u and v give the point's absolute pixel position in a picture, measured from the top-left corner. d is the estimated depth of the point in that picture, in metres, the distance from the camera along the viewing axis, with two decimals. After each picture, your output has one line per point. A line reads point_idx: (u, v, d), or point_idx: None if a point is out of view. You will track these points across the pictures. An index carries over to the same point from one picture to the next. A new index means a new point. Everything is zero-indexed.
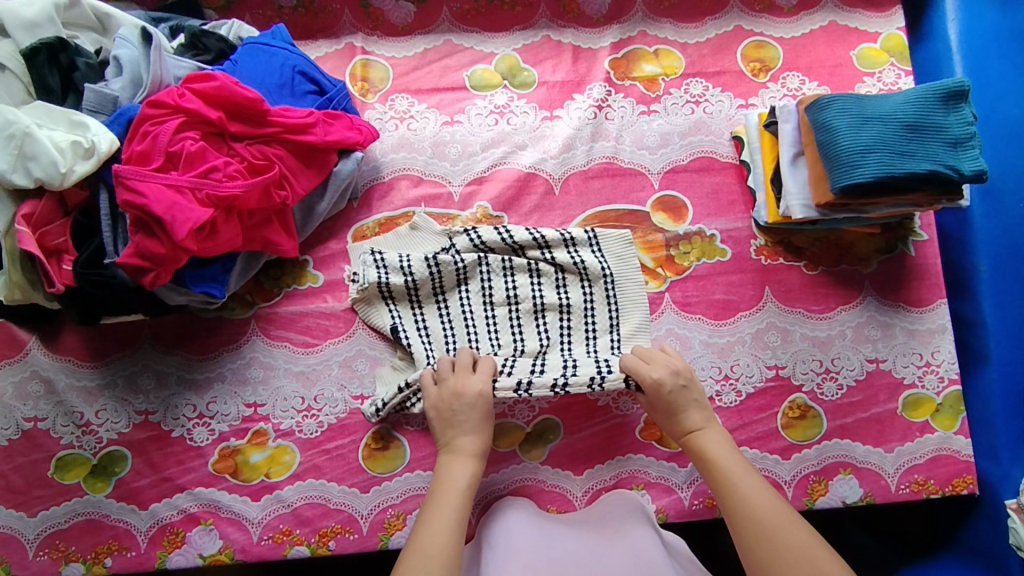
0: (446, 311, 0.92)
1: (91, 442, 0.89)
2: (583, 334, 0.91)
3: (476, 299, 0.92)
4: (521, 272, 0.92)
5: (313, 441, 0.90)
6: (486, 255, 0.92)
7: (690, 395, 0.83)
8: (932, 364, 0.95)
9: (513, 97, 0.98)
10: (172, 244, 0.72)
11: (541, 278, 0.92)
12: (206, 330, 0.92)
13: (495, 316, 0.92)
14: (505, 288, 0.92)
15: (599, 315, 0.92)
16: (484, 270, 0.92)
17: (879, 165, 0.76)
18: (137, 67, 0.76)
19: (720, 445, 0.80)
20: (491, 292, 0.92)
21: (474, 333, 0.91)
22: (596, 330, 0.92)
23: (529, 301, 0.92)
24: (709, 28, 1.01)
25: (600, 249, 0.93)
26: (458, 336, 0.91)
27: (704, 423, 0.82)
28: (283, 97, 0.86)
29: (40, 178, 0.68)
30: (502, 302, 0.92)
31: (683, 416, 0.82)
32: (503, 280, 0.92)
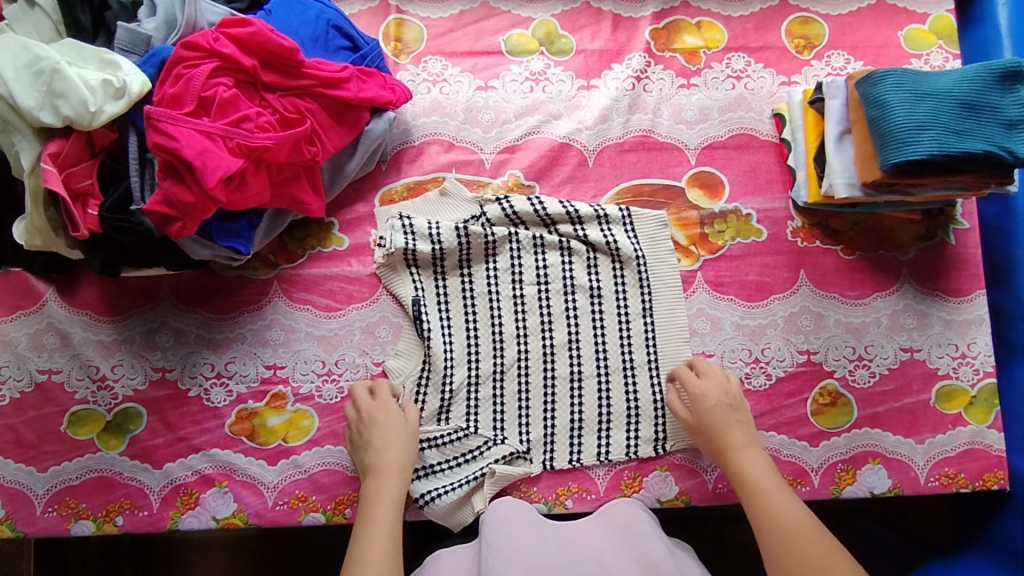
0: (472, 285, 0.89)
1: (106, 398, 0.87)
2: (616, 322, 0.90)
3: (505, 274, 0.90)
4: (553, 250, 0.90)
5: (333, 407, 0.88)
6: (518, 230, 0.90)
7: (734, 415, 0.82)
8: (968, 355, 0.92)
9: (550, 64, 0.96)
10: (201, 193, 0.70)
11: (573, 257, 0.91)
12: (227, 289, 0.90)
13: (523, 295, 0.89)
14: (535, 264, 0.90)
15: (631, 300, 0.91)
16: (515, 245, 0.90)
17: (933, 143, 0.73)
18: (171, 8, 0.73)
19: (762, 467, 0.78)
20: (521, 268, 0.90)
21: (499, 308, 0.89)
22: (629, 315, 0.90)
23: (559, 282, 0.90)
24: (753, 1, 0.98)
25: (633, 229, 0.91)
26: (480, 312, 0.89)
27: (743, 443, 0.80)
28: (316, 50, 0.83)
29: (69, 116, 0.66)
30: (531, 279, 0.90)
31: (723, 432, 0.80)
32: (534, 258, 0.90)
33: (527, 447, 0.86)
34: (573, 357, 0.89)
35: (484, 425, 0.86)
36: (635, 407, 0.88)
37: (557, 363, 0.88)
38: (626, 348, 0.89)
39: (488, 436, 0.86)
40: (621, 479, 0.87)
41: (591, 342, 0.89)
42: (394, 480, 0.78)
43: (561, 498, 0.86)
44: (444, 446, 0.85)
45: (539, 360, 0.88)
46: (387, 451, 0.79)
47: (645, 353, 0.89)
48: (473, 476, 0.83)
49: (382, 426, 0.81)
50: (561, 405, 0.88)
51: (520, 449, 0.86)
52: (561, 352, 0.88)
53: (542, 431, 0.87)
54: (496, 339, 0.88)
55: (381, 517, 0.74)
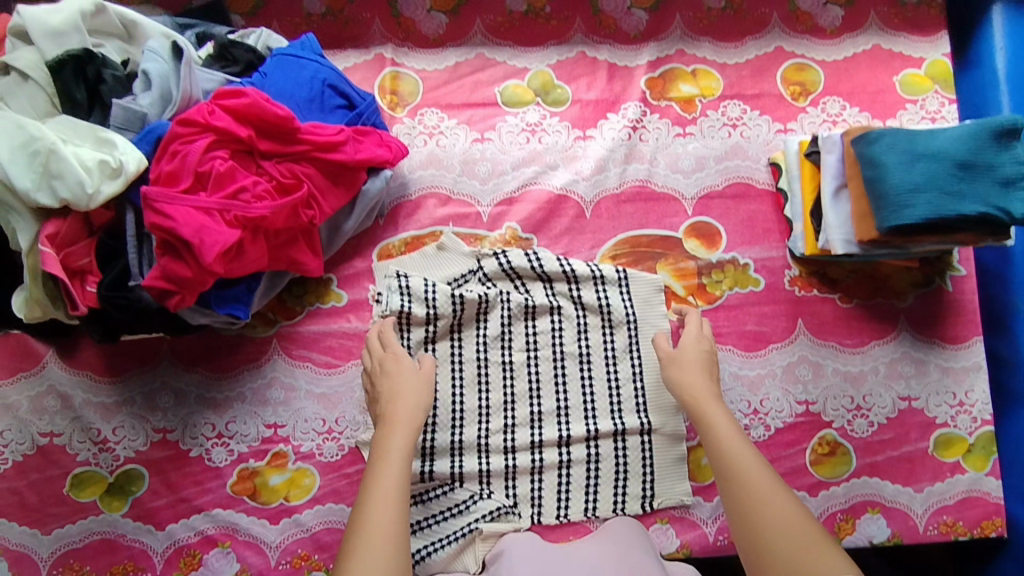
0: (461, 352, 0.90)
1: (108, 459, 0.87)
2: (606, 387, 0.91)
3: (494, 340, 0.91)
4: (543, 314, 0.91)
5: (334, 465, 0.88)
6: (511, 294, 0.91)
7: (706, 373, 0.82)
8: (965, 403, 0.93)
9: (546, 115, 0.96)
10: (199, 268, 0.70)
11: (564, 321, 0.92)
12: (227, 348, 0.90)
13: (513, 361, 0.91)
14: (525, 329, 0.91)
15: (621, 367, 0.91)
16: (506, 308, 0.91)
17: (929, 206, 0.73)
18: (166, 82, 0.72)
19: (725, 419, 0.75)
20: (511, 335, 0.91)
21: (488, 373, 0.90)
22: (619, 381, 0.91)
23: (548, 348, 0.91)
24: (750, 48, 0.97)
25: (628, 291, 0.92)
26: (468, 374, 0.90)
27: (710, 396, 0.78)
28: (312, 112, 0.83)
29: (66, 198, 0.66)
30: (521, 345, 0.91)
31: (687, 381, 0.80)
32: (524, 325, 0.91)
33: (513, 502, 0.88)
34: (561, 421, 0.90)
35: (469, 480, 0.88)
36: (622, 467, 0.90)
37: (545, 428, 0.89)
38: (616, 414, 0.90)
39: (473, 490, 0.88)
40: None
41: (579, 406, 0.90)
42: (406, 427, 0.74)
43: None
44: (429, 502, 0.87)
45: (527, 425, 0.89)
46: (402, 403, 0.76)
47: (636, 419, 0.90)
48: (461, 533, 0.84)
49: (397, 377, 0.79)
50: (548, 467, 0.89)
51: (506, 505, 0.87)
52: (549, 417, 0.90)
53: (528, 487, 0.89)
54: (482, 405, 0.89)
55: (397, 458, 0.70)
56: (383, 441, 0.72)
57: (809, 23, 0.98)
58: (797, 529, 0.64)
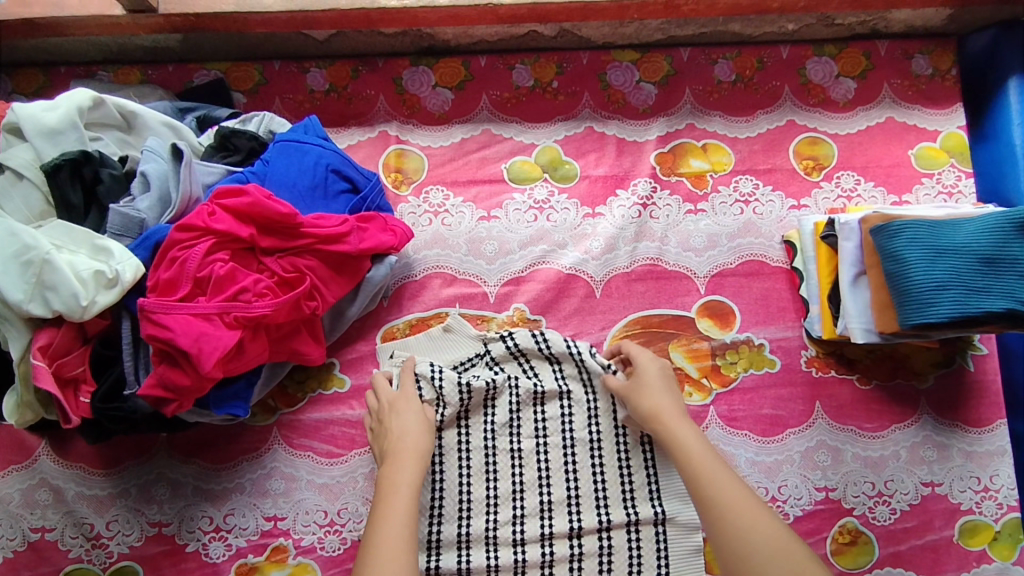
0: (468, 441, 0.86)
1: (101, 556, 0.84)
2: (616, 473, 0.87)
3: (502, 426, 0.87)
4: (552, 398, 0.88)
5: (335, 559, 0.85)
6: (518, 379, 0.87)
7: (665, 387, 0.80)
8: (990, 489, 0.89)
9: (553, 192, 0.93)
10: (197, 375, 0.67)
11: (573, 405, 0.88)
12: (226, 437, 0.87)
13: (522, 449, 0.87)
14: (534, 414, 0.88)
15: (633, 454, 0.87)
16: (514, 393, 0.87)
17: (954, 305, 0.71)
18: (165, 184, 0.71)
19: (692, 435, 0.74)
20: (519, 422, 0.87)
21: (495, 461, 0.86)
22: (630, 466, 0.87)
23: (558, 435, 0.87)
24: (761, 122, 0.96)
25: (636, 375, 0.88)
26: (475, 462, 0.86)
27: (674, 414, 0.77)
28: (315, 200, 0.81)
29: (60, 310, 0.63)
30: (530, 432, 0.87)
31: (653, 401, 0.78)
32: (533, 410, 0.88)
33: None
34: (572, 511, 0.85)
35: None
36: (636, 558, 0.84)
37: (555, 519, 0.85)
38: (628, 502, 0.86)
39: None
40: None
41: (590, 494, 0.86)
42: (413, 463, 0.75)
43: None
44: None
45: (536, 515, 0.85)
46: (409, 438, 0.77)
47: (649, 507, 0.86)
48: None
49: (400, 415, 0.80)
50: (559, 560, 0.84)
51: None
52: (559, 507, 0.85)
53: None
54: (490, 495, 0.85)
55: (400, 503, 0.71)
56: (391, 480, 0.73)
57: (822, 96, 0.97)
58: (772, 535, 0.64)
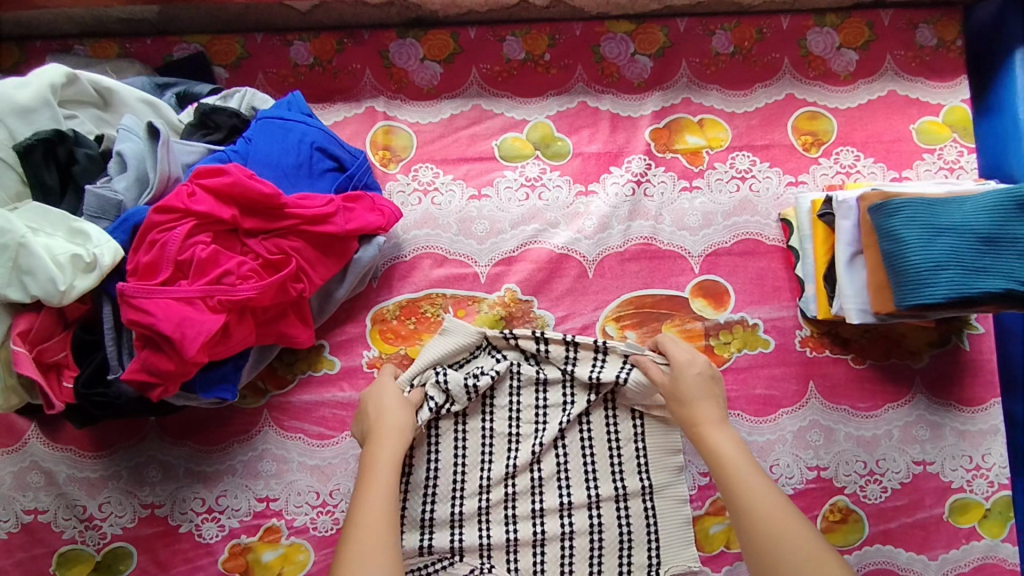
0: (466, 424, 0.86)
1: (95, 537, 0.84)
2: (606, 449, 0.86)
3: (501, 408, 0.86)
4: (553, 382, 0.87)
5: (328, 539, 0.85)
6: (517, 365, 0.86)
7: (708, 389, 0.79)
8: (982, 467, 0.90)
9: (545, 169, 0.91)
10: (181, 360, 0.66)
11: (573, 387, 0.87)
12: (216, 419, 0.87)
13: (519, 431, 0.86)
14: (534, 399, 0.87)
15: (622, 427, 0.87)
16: (514, 376, 0.86)
17: (952, 285, 0.70)
18: (143, 164, 0.69)
19: (731, 443, 0.75)
20: (519, 405, 0.86)
21: (492, 444, 0.86)
22: (620, 442, 0.87)
23: (557, 419, 0.86)
24: (759, 96, 0.93)
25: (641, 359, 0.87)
26: (471, 445, 0.85)
27: (715, 420, 0.77)
28: (300, 179, 0.79)
29: (38, 294, 0.62)
30: (527, 415, 0.86)
31: (693, 405, 0.78)
32: (533, 394, 0.87)
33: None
34: (563, 487, 0.85)
35: (470, 554, 0.83)
36: (626, 536, 0.84)
37: (546, 496, 0.85)
38: (617, 476, 0.86)
39: (473, 564, 0.82)
40: None
41: (581, 471, 0.86)
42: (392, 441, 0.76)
43: None
44: None
45: (528, 493, 0.85)
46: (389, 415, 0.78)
47: (637, 480, 0.86)
48: None
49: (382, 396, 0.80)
50: (551, 538, 0.84)
51: None
52: (550, 483, 0.85)
53: (531, 561, 0.83)
54: (483, 477, 0.84)
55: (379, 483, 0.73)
56: (370, 457, 0.75)
57: (822, 68, 0.94)
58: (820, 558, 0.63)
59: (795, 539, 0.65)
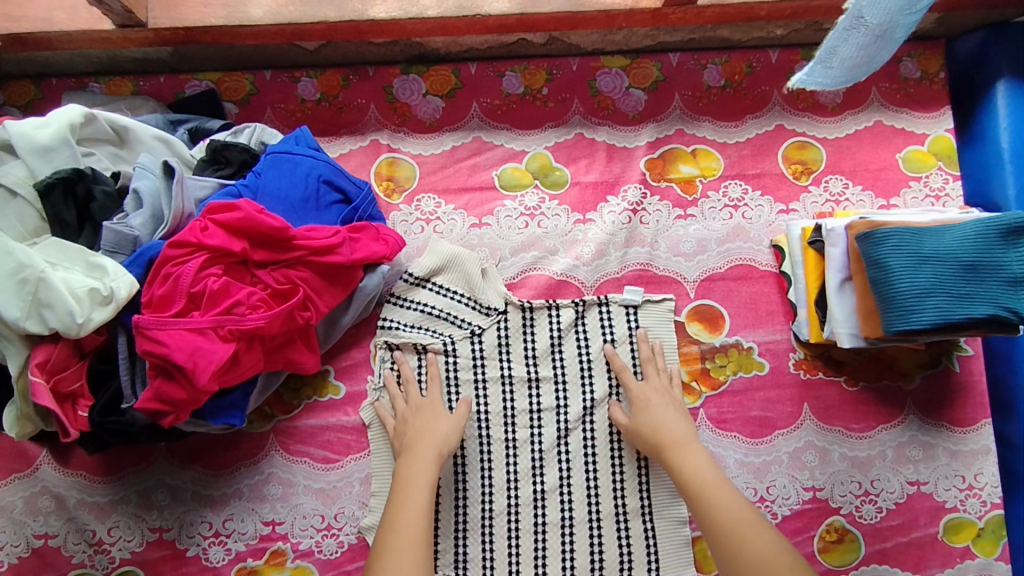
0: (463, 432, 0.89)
1: (103, 561, 0.86)
2: (608, 466, 0.89)
3: (497, 415, 0.90)
4: (546, 385, 0.91)
5: (333, 562, 0.87)
6: (511, 369, 0.90)
7: (674, 416, 0.84)
8: (975, 487, 0.91)
9: (544, 198, 0.94)
10: (192, 388, 0.69)
11: (568, 393, 0.90)
12: (223, 444, 0.88)
13: (516, 437, 0.89)
14: (528, 402, 0.90)
15: (625, 445, 0.90)
16: (506, 378, 0.90)
17: (937, 311, 0.73)
18: (158, 201, 0.71)
19: (702, 463, 0.79)
20: (514, 411, 0.90)
21: (490, 451, 0.89)
22: (622, 459, 0.90)
23: (552, 423, 0.90)
24: (750, 127, 0.96)
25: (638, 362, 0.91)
26: (469, 452, 0.89)
27: (681, 440, 0.81)
28: (307, 212, 0.82)
29: (56, 326, 0.65)
30: (524, 422, 0.90)
31: (661, 431, 0.82)
32: (527, 396, 0.90)
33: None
34: (563, 502, 0.89)
35: (472, 569, 0.86)
36: (627, 556, 0.88)
37: (548, 509, 0.88)
38: (618, 494, 0.89)
39: None
40: None
41: (582, 488, 0.89)
42: (430, 455, 0.81)
43: None
44: None
45: (530, 506, 0.88)
46: (418, 435, 0.83)
47: (637, 500, 0.89)
48: None
49: (407, 423, 0.84)
50: (552, 553, 0.87)
51: None
52: (552, 496, 0.89)
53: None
54: (484, 484, 0.88)
55: (416, 485, 0.78)
56: (407, 473, 0.79)
57: (810, 100, 0.97)
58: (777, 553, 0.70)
59: (766, 545, 0.70)
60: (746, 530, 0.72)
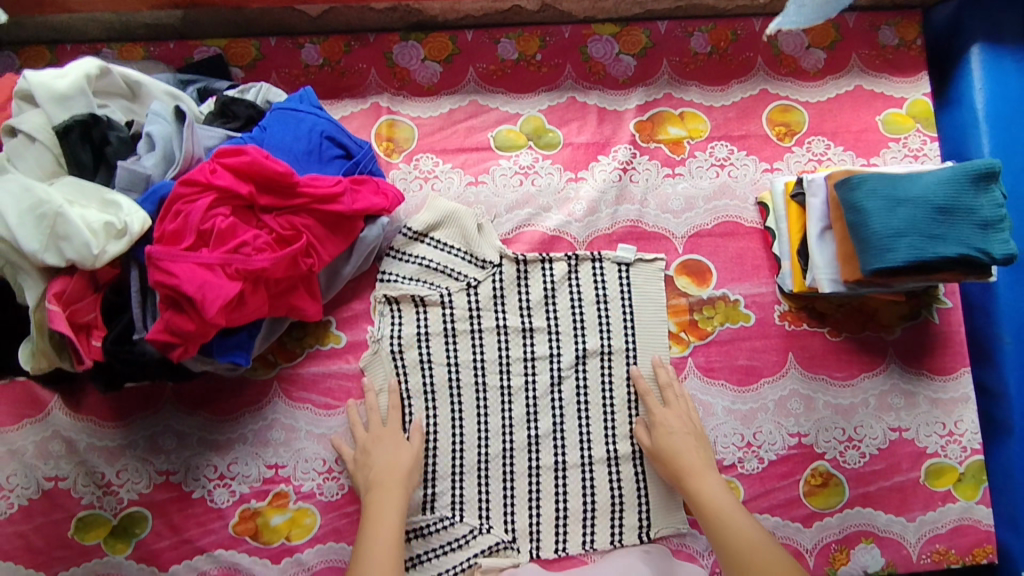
0: (460, 379, 0.94)
1: (112, 502, 0.90)
2: (600, 413, 0.94)
3: (492, 364, 0.94)
4: (540, 336, 0.95)
5: (334, 503, 0.91)
6: (506, 320, 0.95)
7: (691, 443, 0.88)
8: (954, 433, 0.96)
9: (538, 158, 0.98)
10: (201, 321, 0.72)
11: (561, 343, 0.95)
12: (228, 390, 0.92)
13: (511, 385, 0.94)
14: (522, 352, 0.95)
15: (616, 393, 0.95)
16: (501, 329, 0.95)
17: (911, 251, 0.76)
18: (169, 143, 0.76)
19: (715, 489, 0.84)
20: (510, 360, 0.94)
21: (486, 398, 0.94)
22: (614, 407, 0.94)
23: (545, 371, 0.94)
24: (735, 91, 1.00)
25: (630, 315, 0.95)
26: (466, 399, 0.93)
27: (701, 468, 0.86)
28: (310, 164, 0.86)
29: (73, 258, 0.68)
30: (519, 371, 0.94)
31: (680, 457, 0.87)
32: (522, 345, 0.95)
33: (513, 536, 0.91)
34: (557, 447, 0.93)
35: (470, 510, 0.91)
36: (618, 498, 0.93)
37: (542, 453, 0.93)
38: (608, 440, 0.94)
39: (473, 523, 0.91)
40: None
41: (575, 434, 0.94)
42: (397, 488, 0.84)
43: None
44: (430, 535, 0.90)
45: (524, 450, 0.93)
46: (379, 467, 0.86)
47: (627, 445, 0.94)
48: (461, 567, 0.89)
49: (369, 451, 0.87)
50: (545, 495, 0.92)
51: (505, 539, 0.91)
52: (546, 441, 0.94)
53: (528, 520, 0.92)
54: (481, 429, 0.93)
55: (385, 515, 0.82)
56: (375, 507, 0.83)
57: (793, 66, 1.01)
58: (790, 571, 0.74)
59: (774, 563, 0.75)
60: (758, 550, 0.77)
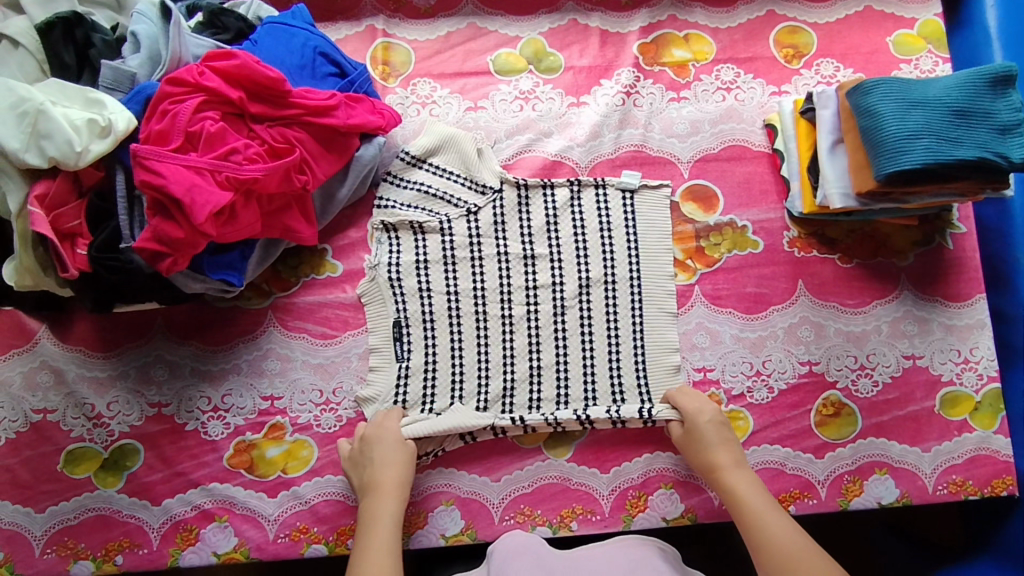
0: (459, 308, 0.89)
1: (102, 435, 0.86)
2: (605, 344, 0.89)
3: (493, 292, 0.90)
4: (542, 263, 0.91)
5: (331, 436, 0.87)
6: (506, 249, 0.91)
7: (724, 435, 0.83)
8: (970, 360, 0.91)
9: (538, 82, 0.96)
10: (190, 228, 0.70)
11: (563, 270, 0.91)
12: (222, 320, 0.89)
13: (512, 315, 0.90)
14: (524, 280, 0.90)
15: (621, 323, 0.90)
16: (502, 256, 0.91)
17: (926, 151, 0.73)
18: (155, 44, 0.75)
19: (751, 485, 0.80)
20: (511, 288, 0.90)
21: (488, 327, 0.89)
22: (619, 338, 0.90)
23: (548, 300, 0.90)
24: (740, 13, 0.98)
25: (635, 242, 0.92)
26: (466, 327, 0.89)
27: (732, 462, 0.81)
28: (303, 78, 0.83)
29: (55, 156, 0.66)
30: (520, 299, 0.90)
31: (711, 451, 0.82)
32: (524, 274, 0.90)
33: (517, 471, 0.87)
34: (559, 378, 0.88)
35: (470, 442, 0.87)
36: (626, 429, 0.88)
37: (544, 384, 0.88)
38: (614, 373, 0.89)
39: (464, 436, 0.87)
40: (625, 499, 0.86)
41: (579, 364, 0.89)
42: (394, 495, 0.79)
43: (566, 520, 0.85)
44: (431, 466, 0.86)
45: (526, 381, 0.88)
46: (382, 468, 0.80)
47: (634, 378, 0.89)
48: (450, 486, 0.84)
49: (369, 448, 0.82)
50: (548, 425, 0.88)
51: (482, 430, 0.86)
52: (548, 372, 0.88)
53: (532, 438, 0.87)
54: (481, 359, 0.88)
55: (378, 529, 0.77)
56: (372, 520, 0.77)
57: None
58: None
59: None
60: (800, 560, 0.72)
